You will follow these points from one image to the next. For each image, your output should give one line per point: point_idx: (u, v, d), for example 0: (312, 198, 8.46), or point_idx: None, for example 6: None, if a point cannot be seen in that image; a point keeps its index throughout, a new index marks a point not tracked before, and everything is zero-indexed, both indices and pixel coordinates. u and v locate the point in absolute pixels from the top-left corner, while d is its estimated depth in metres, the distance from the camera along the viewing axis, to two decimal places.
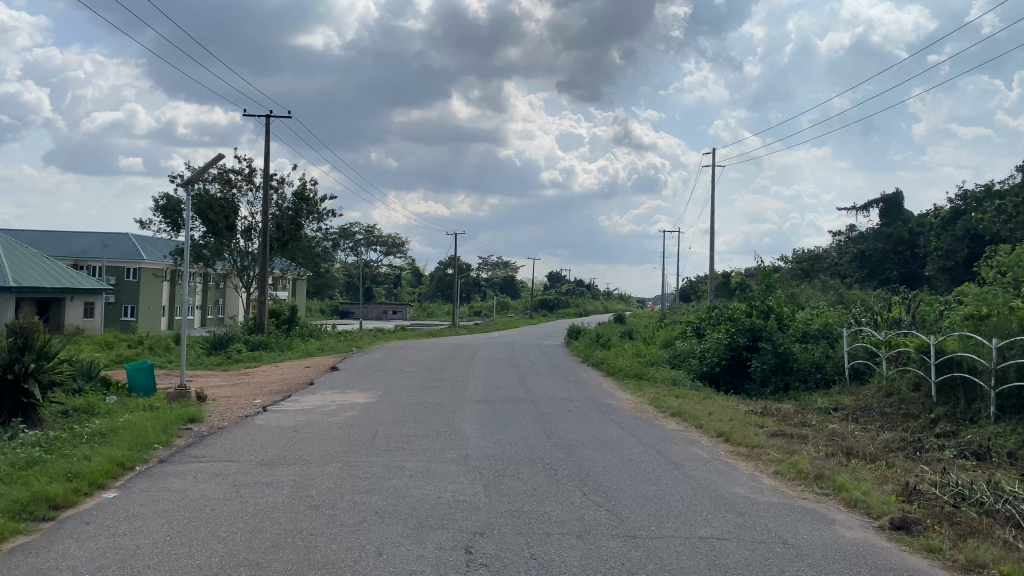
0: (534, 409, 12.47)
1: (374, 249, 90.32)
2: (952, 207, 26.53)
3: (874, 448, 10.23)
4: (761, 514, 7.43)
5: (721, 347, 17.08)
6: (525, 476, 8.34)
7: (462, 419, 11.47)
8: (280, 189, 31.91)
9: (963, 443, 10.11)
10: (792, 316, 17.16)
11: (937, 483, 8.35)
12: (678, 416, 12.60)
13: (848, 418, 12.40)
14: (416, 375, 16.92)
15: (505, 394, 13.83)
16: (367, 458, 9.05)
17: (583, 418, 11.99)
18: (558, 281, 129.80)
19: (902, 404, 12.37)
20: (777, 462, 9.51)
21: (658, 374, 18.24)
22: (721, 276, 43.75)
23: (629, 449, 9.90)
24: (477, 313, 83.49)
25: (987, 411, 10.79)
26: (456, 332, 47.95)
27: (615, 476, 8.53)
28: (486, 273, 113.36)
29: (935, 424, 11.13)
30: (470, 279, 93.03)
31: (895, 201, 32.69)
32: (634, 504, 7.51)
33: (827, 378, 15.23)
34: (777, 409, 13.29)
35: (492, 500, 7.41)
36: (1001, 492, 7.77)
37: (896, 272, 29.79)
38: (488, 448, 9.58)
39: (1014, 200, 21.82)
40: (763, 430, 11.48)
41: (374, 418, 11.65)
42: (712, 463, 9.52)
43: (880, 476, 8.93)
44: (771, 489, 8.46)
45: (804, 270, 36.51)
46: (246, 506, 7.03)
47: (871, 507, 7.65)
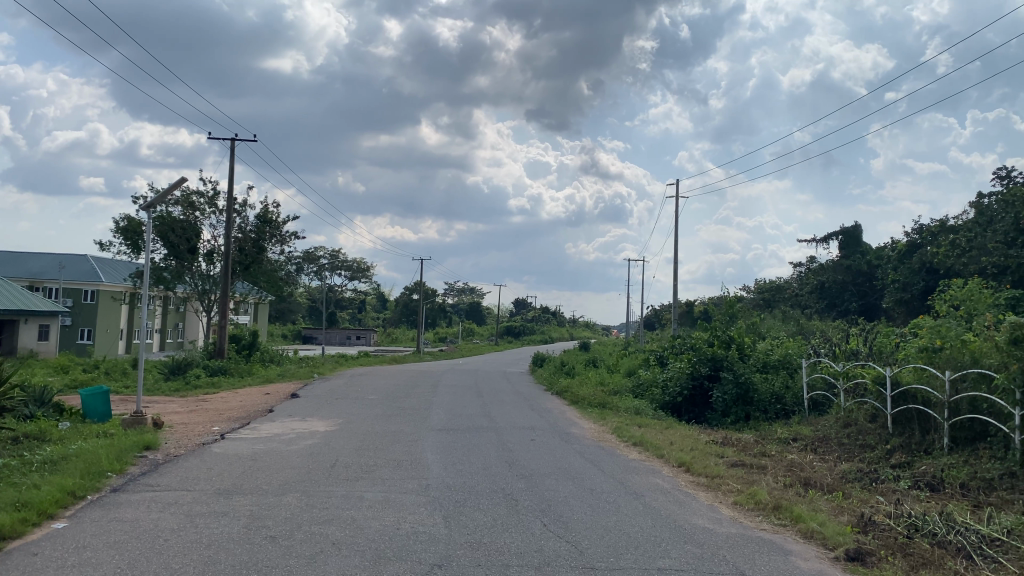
0: (496, 438, 12.43)
1: (339, 274, 89.73)
2: (908, 241, 27.10)
3: (831, 479, 10.38)
4: (719, 544, 7.48)
5: (683, 377, 17.16)
6: (485, 508, 8.28)
7: (423, 448, 11.42)
8: (244, 212, 31.57)
9: (918, 474, 10.31)
10: (752, 347, 17.36)
11: (892, 514, 8.50)
12: (640, 446, 12.63)
13: (806, 448, 12.54)
14: (377, 403, 16.76)
15: (467, 422, 13.78)
16: (326, 488, 8.96)
17: (545, 447, 12.00)
18: (524, 307, 130.37)
19: (859, 435, 12.54)
20: (736, 493, 9.57)
21: (621, 403, 18.26)
22: (685, 305, 44.18)
23: (591, 479, 9.91)
24: (443, 339, 83.30)
25: (941, 442, 11.04)
26: (420, 359, 47.64)
27: (576, 506, 8.54)
28: (451, 299, 113.59)
29: (891, 455, 11.35)
30: (436, 305, 92.97)
31: (854, 233, 33.38)
32: (595, 535, 7.52)
33: (786, 408, 15.41)
34: (736, 439, 13.41)
35: (451, 531, 7.37)
36: (954, 523, 7.92)
37: (854, 304, 30.30)
38: (450, 478, 9.53)
39: (967, 234, 22.39)
40: (723, 460, 11.55)
41: (334, 446, 11.53)
42: (672, 493, 9.55)
43: (837, 506, 9.05)
44: (730, 520, 8.52)
45: (766, 300, 37.04)
46: (200, 537, 6.90)
47: (826, 538, 7.74)
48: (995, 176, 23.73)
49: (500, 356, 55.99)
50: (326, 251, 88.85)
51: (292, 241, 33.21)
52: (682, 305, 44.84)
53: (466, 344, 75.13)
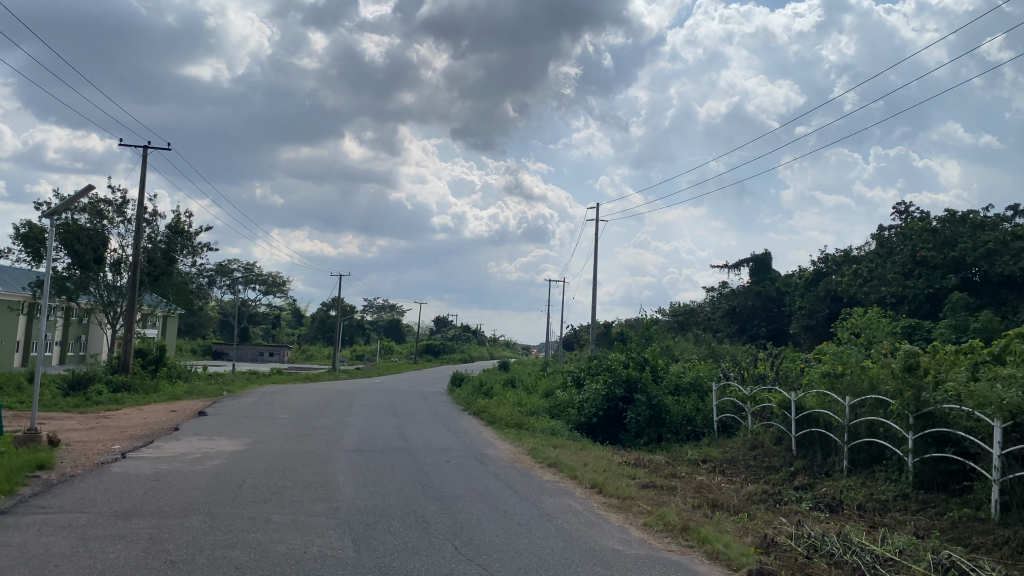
0: (410, 459, 12.31)
1: (254, 288, 87.59)
2: (815, 269, 28.21)
3: (738, 500, 10.68)
4: (628, 567, 7.57)
5: (599, 398, 17.37)
6: (396, 530, 8.20)
7: (335, 469, 11.21)
8: (154, 221, 30.53)
9: (819, 496, 10.70)
10: (666, 369, 17.71)
11: (794, 535, 8.79)
12: (555, 467, 12.69)
13: (715, 469, 12.87)
14: (290, 423, 16.34)
15: (381, 443, 13.59)
16: (231, 510, 8.70)
17: (461, 469, 11.94)
18: (444, 325, 130.00)
19: (765, 457, 12.96)
20: (646, 514, 9.72)
21: (538, 424, 18.32)
22: (603, 326, 44.78)
23: (504, 501, 9.91)
24: (360, 357, 82.09)
25: (841, 464, 11.52)
26: (336, 376, 46.79)
27: (488, 529, 8.51)
28: (369, 316, 112.43)
29: (794, 476, 11.76)
30: (353, 321, 91.70)
31: (764, 260, 34.56)
32: (505, 558, 7.53)
33: (697, 430, 15.79)
34: (648, 460, 13.64)
35: (360, 555, 7.26)
36: (850, 544, 8.26)
37: (763, 328, 31.30)
38: (360, 500, 9.39)
39: (869, 265, 23.44)
40: (634, 482, 11.71)
41: (242, 467, 11.22)
42: (584, 514, 9.64)
43: (742, 527, 9.30)
44: (639, 542, 8.65)
45: (679, 323, 37.91)
46: (94, 562, 6.59)
47: (731, 559, 7.94)
48: (894, 210, 25.01)
49: (417, 375, 55.60)
50: (241, 264, 86.64)
51: (204, 253, 32.26)
52: (600, 326, 45.49)
53: (383, 362, 74.25)
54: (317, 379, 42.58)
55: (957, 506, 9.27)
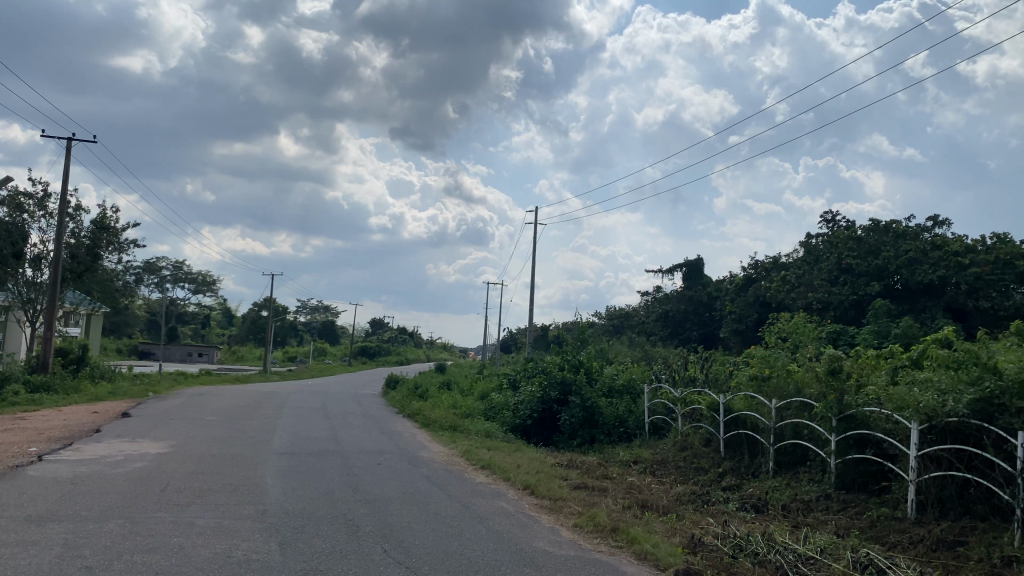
0: (341, 462, 12.15)
1: (184, 287, 85.34)
2: (745, 275, 28.91)
3: (667, 501, 10.84)
4: (557, 567, 7.62)
5: (534, 400, 17.44)
6: (324, 533, 8.08)
7: (263, 472, 10.99)
8: (78, 216, 29.50)
9: (745, 496, 10.95)
10: (600, 371, 17.90)
11: (720, 535, 8.97)
12: (488, 468, 12.71)
13: (646, 470, 13.06)
14: (217, 425, 15.95)
15: (312, 446, 13.38)
16: (153, 513, 8.44)
17: (393, 472, 11.83)
18: (381, 326, 128.87)
19: (694, 458, 13.22)
20: (577, 515, 9.81)
21: (473, 426, 18.31)
22: (540, 329, 45.04)
23: (435, 503, 9.85)
24: (293, 358, 80.74)
25: (767, 466, 11.84)
26: (267, 378, 45.87)
27: (418, 532, 8.46)
28: (304, 317, 110.74)
29: (722, 477, 12.02)
30: (287, 322, 90.19)
31: (697, 265, 35.26)
32: (435, 560, 7.49)
33: (629, 431, 16.02)
34: (581, 461, 13.76)
35: (287, 559, 7.13)
36: (774, 543, 8.47)
37: (695, 332, 31.92)
38: (288, 503, 9.22)
39: (796, 271, 24.13)
40: (567, 483, 11.80)
41: (167, 469, 10.91)
42: (515, 516, 9.66)
43: (670, 528, 9.46)
44: (569, 543, 8.71)
45: (614, 326, 38.40)
46: (4, 568, 6.32)
47: (659, 559, 8.06)
48: (821, 219, 25.83)
49: (350, 376, 54.94)
50: (171, 262, 84.35)
51: (131, 250, 31.30)
52: (536, 329, 45.74)
53: (316, 364, 73.08)
54: (247, 380, 41.69)
55: (876, 506, 9.60)
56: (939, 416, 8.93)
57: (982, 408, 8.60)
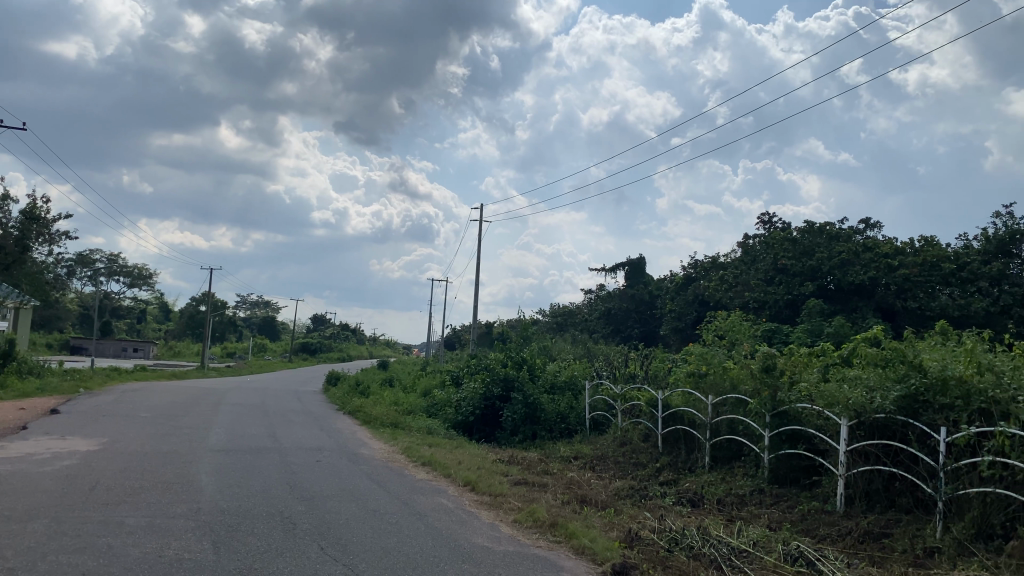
0: (279, 459, 11.98)
1: (118, 280, 82.92)
2: (685, 274, 29.40)
3: (606, 496, 10.97)
4: (495, 563, 7.66)
5: (476, 397, 17.42)
6: (259, 532, 7.97)
7: (198, 470, 10.76)
8: (6, 206, 28.42)
9: (682, 491, 11.16)
10: (542, 368, 18.01)
11: (656, 529, 9.12)
12: (429, 465, 12.69)
13: (586, 465, 13.19)
14: (151, 422, 15.58)
15: (250, 443, 13.15)
16: (82, 513, 8.20)
17: (332, 469, 11.73)
18: (323, 323, 127.32)
19: (633, 454, 13.41)
20: (517, 511, 9.86)
21: (414, 423, 18.24)
22: (483, 326, 45.07)
23: (374, 501, 9.80)
24: (232, 354, 79.20)
25: (704, 460, 12.10)
26: (203, 374, 44.88)
27: (356, 529, 8.41)
28: (244, 313, 108.71)
29: (660, 472, 12.23)
30: (226, 318, 88.40)
31: (639, 264, 35.73)
32: (373, 557, 7.46)
33: (570, 427, 16.20)
34: (522, 458, 13.83)
35: (220, 558, 7.02)
36: (708, 537, 8.66)
37: (636, 330, 32.34)
38: (224, 501, 9.07)
39: (734, 271, 24.63)
40: (507, 479, 11.85)
41: (97, 468, 10.61)
42: (455, 512, 9.67)
43: (608, 522, 9.58)
44: (508, 538, 8.76)
45: (558, 324, 38.66)
46: None
47: (596, 553, 8.16)
48: (758, 220, 26.40)
49: (290, 373, 54.11)
50: (104, 255, 81.87)
51: (62, 241, 30.29)
52: (480, 327, 45.76)
53: (255, 360, 71.83)
54: (183, 376, 40.76)
55: (807, 500, 9.88)
56: (867, 412, 9.23)
57: (908, 404, 8.90)
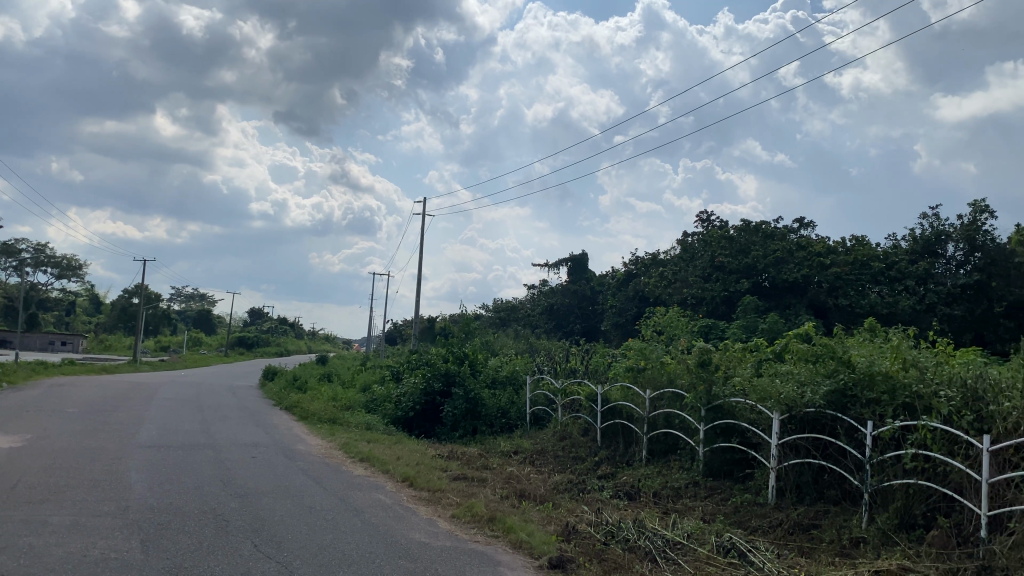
0: (213, 456, 11.73)
1: (45, 271, 79.98)
2: (626, 271, 29.73)
3: (544, 490, 11.05)
4: (432, 558, 7.65)
5: (416, 392, 17.32)
6: (190, 529, 7.80)
7: (127, 467, 10.46)
8: None
9: (619, 484, 11.30)
10: (483, 363, 18.02)
11: (593, 523, 9.22)
12: (367, 461, 12.60)
13: (525, 460, 13.26)
14: (78, 417, 15.08)
15: (182, 439, 12.84)
16: (2, 512, 7.90)
17: (267, 465, 11.53)
18: (262, 316, 125.05)
19: (572, 448, 13.55)
20: (455, 506, 9.86)
21: (353, 418, 18.06)
22: (425, 321, 44.85)
23: (310, 497, 9.68)
24: (166, 349, 77.19)
25: (641, 454, 12.30)
26: (133, 369, 43.62)
27: (291, 526, 8.30)
28: (179, 306, 106.06)
29: (598, 466, 12.38)
30: (160, 311, 86.10)
31: (581, 260, 36.01)
32: (307, 554, 7.36)
33: (511, 422, 16.29)
34: (462, 453, 13.82)
35: (149, 557, 6.84)
36: (644, 529, 8.79)
37: (578, 326, 32.59)
38: (153, 498, 8.84)
39: (674, 267, 24.99)
40: (446, 474, 11.83)
41: (19, 465, 10.22)
42: (392, 508, 9.62)
43: (546, 516, 9.65)
44: (446, 534, 8.75)
45: (500, 319, 38.72)
46: None
47: (533, 547, 8.22)
48: (697, 218, 26.85)
49: (225, 368, 52.98)
50: (31, 245, 78.88)
51: None
52: (422, 322, 45.52)
53: (190, 354, 70.22)
54: (113, 370, 39.50)
55: (740, 492, 10.11)
56: (798, 406, 9.49)
57: (836, 399, 9.16)
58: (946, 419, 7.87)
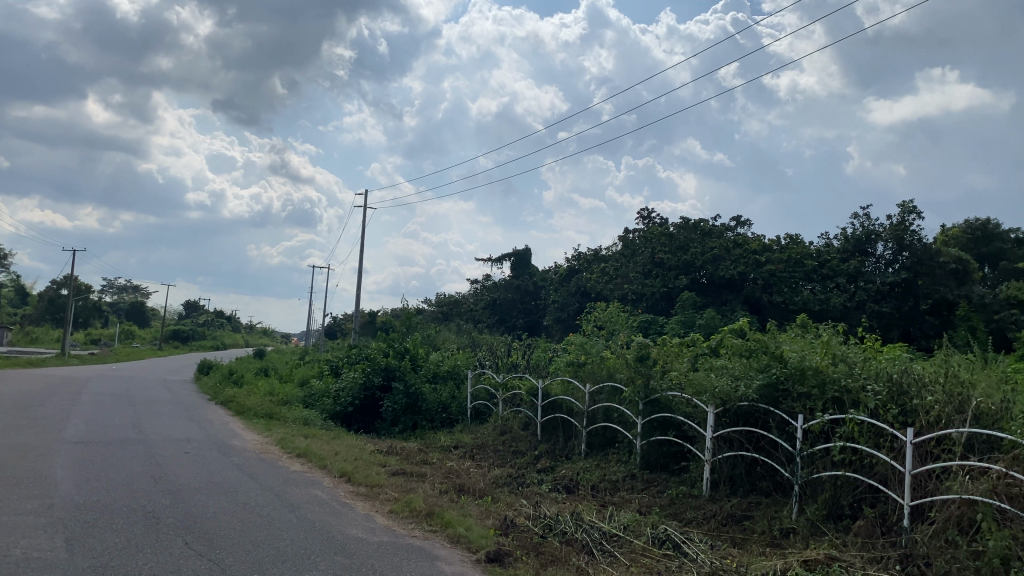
0: (144, 451, 11.43)
1: None
2: (568, 266, 29.94)
3: (484, 484, 11.08)
4: (368, 554, 7.60)
5: (356, 387, 17.16)
6: (118, 528, 7.60)
7: (52, 464, 10.13)
8: None
9: (558, 477, 11.41)
10: (425, 358, 17.96)
11: (531, 516, 9.29)
12: (304, 456, 12.44)
13: (465, 454, 13.28)
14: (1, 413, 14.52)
15: (112, 435, 12.48)
16: None
17: (201, 461, 11.30)
18: (198, 309, 122.23)
19: (512, 442, 13.62)
20: (393, 501, 9.81)
21: (290, 413, 17.81)
22: (367, 315, 44.45)
23: (244, 493, 9.52)
24: (96, 342, 74.87)
25: (580, 447, 12.44)
26: (60, 362, 42.18)
27: (224, 522, 8.15)
28: (111, 298, 102.94)
29: (538, 459, 12.47)
30: (90, 303, 83.43)
31: (524, 255, 36.13)
32: (240, 551, 7.24)
33: (451, 417, 16.30)
34: (401, 448, 13.75)
35: (73, 556, 6.64)
36: (581, 522, 8.89)
37: (520, 320, 32.70)
38: (80, 496, 8.58)
39: (615, 264, 25.26)
40: (385, 469, 11.77)
41: None
42: (329, 504, 9.52)
43: (485, 510, 9.68)
44: (383, 529, 8.70)
45: (443, 313, 38.62)
46: None
47: (471, 542, 8.24)
48: (638, 215, 27.18)
49: (158, 361, 51.67)
50: None
51: None
52: (363, 316, 45.09)
53: (122, 348, 68.24)
54: (38, 363, 38.18)
55: (676, 485, 10.30)
56: (732, 400, 9.72)
57: (769, 393, 9.39)
58: (872, 412, 8.16)
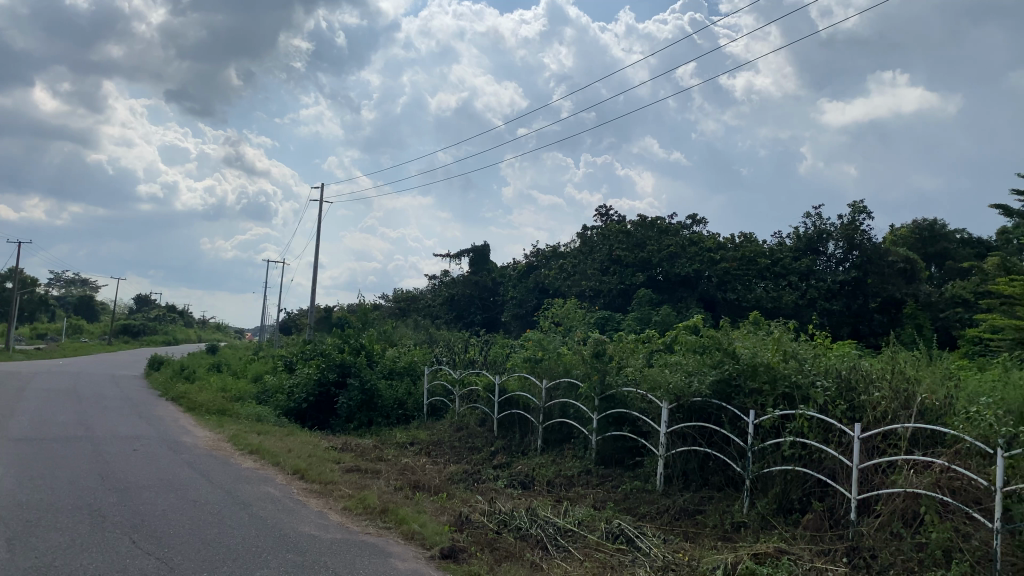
0: (91, 448, 11.18)
1: None
2: (527, 262, 29.99)
3: (439, 480, 11.06)
4: (321, 551, 7.54)
5: (310, 383, 16.97)
6: (63, 526, 7.42)
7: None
8: None
9: (514, 473, 11.44)
10: (381, 354, 17.85)
11: (486, 512, 9.30)
12: (257, 453, 12.28)
13: (421, 451, 13.24)
14: None
15: (58, 431, 12.18)
16: None
17: (150, 458, 11.09)
18: (150, 303, 119.81)
19: (468, 438, 13.62)
20: (346, 498, 9.75)
21: (243, 410, 17.56)
22: (323, 310, 44.01)
23: (195, 490, 9.37)
24: (41, 337, 72.94)
25: (536, 443, 12.49)
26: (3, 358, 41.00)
27: (173, 520, 8.01)
28: (59, 292, 100.37)
29: (494, 455, 12.48)
30: (37, 296, 81.23)
31: (483, 251, 36.10)
32: (189, 549, 7.13)
33: (407, 413, 16.24)
34: (356, 444, 13.65)
35: (14, 556, 6.47)
36: (536, 517, 8.93)
37: (479, 316, 32.67)
38: (23, 494, 8.36)
39: (573, 260, 25.37)
40: (339, 466, 11.68)
41: None
42: (281, 501, 9.42)
43: (439, 507, 9.67)
44: (337, 526, 8.65)
45: (401, 309, 38.42)
46: None
47: (425, 538, 8.22)
48: (597, 212, 27.35)
49: (107, 357, 50.54)
50: None
51: None
52: (319, 312, 44.64)
53: (69, 343, 66.60)
54: None
55: (630, 479, 10.40)
56: (686, 395, 9.84)
57: (721, 389, 9.52)
58: (821, 408, 8.33)
